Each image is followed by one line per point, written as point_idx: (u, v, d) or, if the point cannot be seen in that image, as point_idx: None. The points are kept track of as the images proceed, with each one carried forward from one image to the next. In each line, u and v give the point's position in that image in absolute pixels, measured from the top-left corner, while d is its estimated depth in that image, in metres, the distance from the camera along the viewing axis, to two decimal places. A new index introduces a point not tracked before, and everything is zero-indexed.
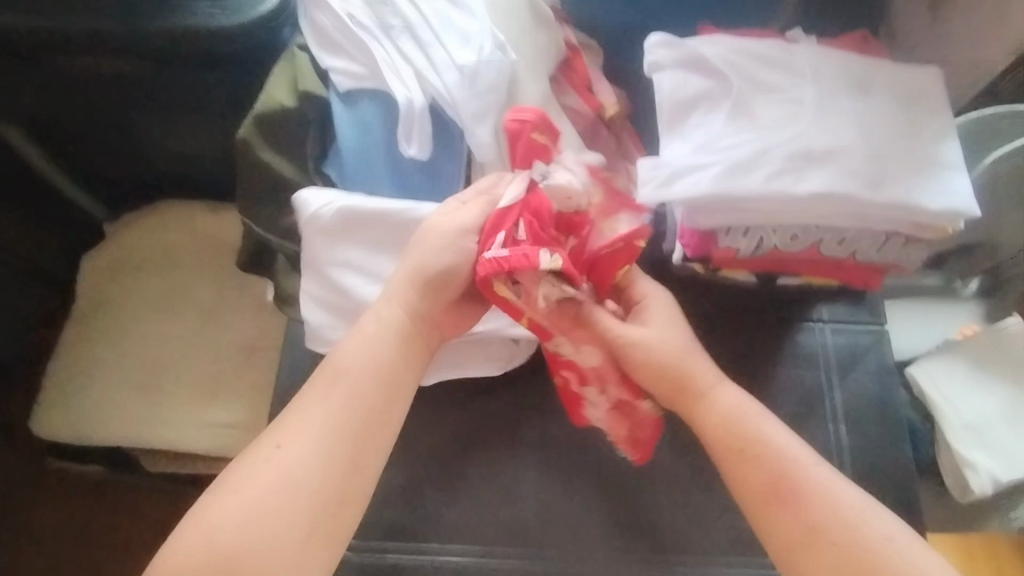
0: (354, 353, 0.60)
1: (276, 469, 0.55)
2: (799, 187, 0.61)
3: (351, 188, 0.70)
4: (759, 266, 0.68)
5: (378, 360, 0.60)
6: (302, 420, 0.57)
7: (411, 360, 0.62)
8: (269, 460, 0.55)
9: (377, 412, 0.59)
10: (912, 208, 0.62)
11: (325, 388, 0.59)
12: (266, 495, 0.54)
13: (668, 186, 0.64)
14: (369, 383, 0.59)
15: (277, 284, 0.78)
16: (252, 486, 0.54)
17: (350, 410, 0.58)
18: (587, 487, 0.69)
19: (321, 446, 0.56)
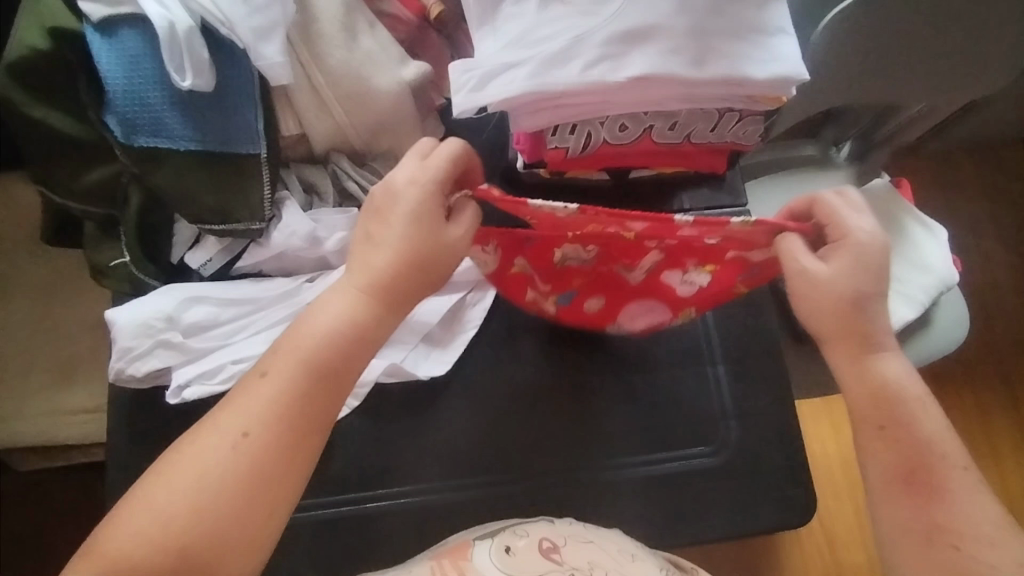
0: (306, 329, 0.51)
1: (222, 452, 0.49)
2: (617, 73, 0.57)
3: (134, 136, 0.61)
4: (594, 164, 0.65)
5: (334, 340, 0.51)
6: (242, 413, 0.49)
7: (358, 334, 0.52)
8: (210, 457, 0.48)
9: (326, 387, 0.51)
10: (739, 80, 0.58)
11: (274, 371, 0.50)
12: (212, 495, 0.48)
13: (482, 89, 0.58)
14: (316, 353, 0.51)
15: (90, 256, 0.70)
16: (192, 484, 0.48)
17: (300, 397, 0.50)
18: (488, 413, 0.71)
19: (272, 431, 0.49)
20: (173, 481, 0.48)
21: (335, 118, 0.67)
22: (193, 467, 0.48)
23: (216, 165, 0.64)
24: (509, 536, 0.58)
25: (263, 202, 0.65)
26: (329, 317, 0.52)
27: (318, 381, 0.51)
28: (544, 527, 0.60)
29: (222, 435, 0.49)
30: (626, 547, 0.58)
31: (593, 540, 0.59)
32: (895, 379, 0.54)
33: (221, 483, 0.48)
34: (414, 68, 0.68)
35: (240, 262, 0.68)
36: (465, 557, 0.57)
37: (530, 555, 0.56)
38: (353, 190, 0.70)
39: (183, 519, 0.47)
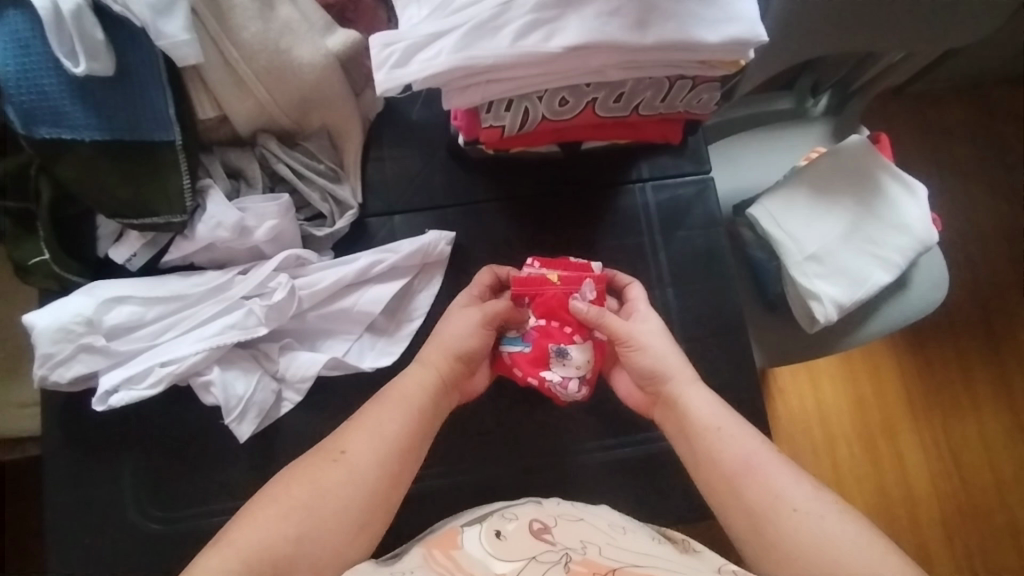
0: (407, 384, 0.57)
1: (339, 474, 0.51)
2: (551, 43, 0.51)
3: (34, 127, 0.56)
4: (538, 139, 0.60)
5: (430, 395, 0.57)
6: (343, 443, 0.53)
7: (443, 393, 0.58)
8: (320, 480, 0.51)
9: (423, 419, 0.56)
10: (688, 45, 0.52)
11: (374, 414, 0.55)
12: (318, 518, 0.49)
13: (406, 65, 0.53)
14: (427, 397, 0.57)
15: (10, 252, 0.66)
16: (298, 510, 0.49)
17: (403, 438, 0.54)
18: None
19: (383, 453, 0.53)
20: (284, 501, 0.50)
21: (257, 97, 0.62)
22: (299, 493, 0.50)
23: (127, 155, 0.59)
24: (499, 522, 0.54)
25: (182, 193, 0.61)
26: (418, 378, 0.58)
27: (412, 427, 0.55)
28: (531, 509, 0.56)
29: (325, 457, 0.52)
30: (616, 523, 0.56)
31: (582, 519, 0.55)
32: (692, 409, 0.56)
33: (327, 511, 0.50)
34: (340, 36, 0.64)
35: (167, 256, 0.64)
36: (455, 545, 0.52)
37: (521, 538, 0.52)
38: (285, 173, 0.66)
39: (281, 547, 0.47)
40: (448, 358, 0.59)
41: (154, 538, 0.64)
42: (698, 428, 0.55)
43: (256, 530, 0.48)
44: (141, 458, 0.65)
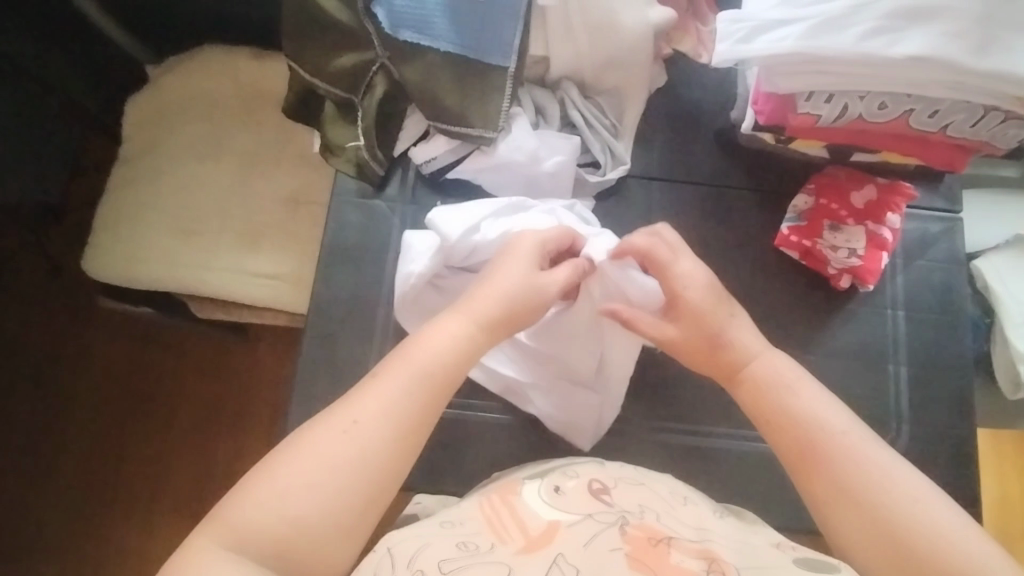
0: (419, 345, 0.57)
1: (351, 449, 0.52)
2: (895, 49, 0.55)
3: (398, 29, 0.66)
4: (835, 136, 0.64)
5: (443, 358, 0.56)
6: (359, 412, 0.53)
7: (454, 369, 0.57)
8: (329, 452, 0.52)
9: (435, 396, 0.55)
10: (1017, 79, 0.54)
11: (389, 379, 0.55)
12: (329, 484, 0.51)
13: (750, 41, 0.58)
14: (409, 373, 0.55)
15: (325, 134, 0.76)
16: (314, 470, 0.51)
17: (419, 413, 0.55)
18: (660, 365, 0.72)
19: (399, 434, 0.53)
20: (304, 465, 0.51)
21: (578, 45, 0.69)
22: (322, 457, 0.51)
23: (464, 70, 0.67)
24: (558, 477, 0.58)
25: (500, 114, 0.68)
26: (442, 338, 0.57)
27: (429, 400, 0.55)
28: (592, 468, 0.60)
29: (333, 427, 0.53)
30: (679, 491, 0.59)
31: (642, 483, 0.59)
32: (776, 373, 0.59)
33: (346, 484, 0.51)
34: (661, 11, 0.69)
35: (462, 166, 0.72)
36: (515, 492, 0.57)
37: (579, 498, 0.56)
38: (576, 120, 0.72)
39: (302, 516, 0.50)
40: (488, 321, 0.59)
41: None
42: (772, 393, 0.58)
43: (263, 502, 0.50)
44: (387, 339, 0.72)
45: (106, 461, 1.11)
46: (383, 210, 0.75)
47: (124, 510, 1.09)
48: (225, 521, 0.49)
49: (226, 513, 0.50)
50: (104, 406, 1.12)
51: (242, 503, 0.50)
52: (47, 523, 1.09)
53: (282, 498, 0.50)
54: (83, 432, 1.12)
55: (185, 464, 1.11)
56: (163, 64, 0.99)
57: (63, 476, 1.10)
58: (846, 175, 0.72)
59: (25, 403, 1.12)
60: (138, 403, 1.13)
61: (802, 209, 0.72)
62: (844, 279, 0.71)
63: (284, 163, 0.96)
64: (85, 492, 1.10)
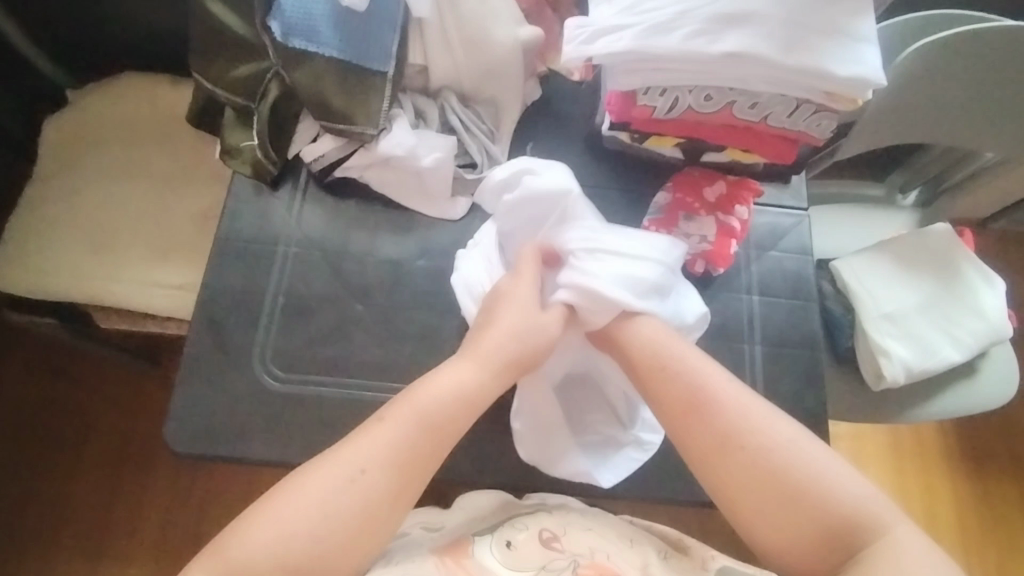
0: (426, 388, 0.62)
1: (342, 489, 0.57)
2: (712, 47, 0.64)
3: (290, 38, 0.72)
4: (676, 128, 0.71)
5: (445, 406, 0.62)
6: (359, 454, 0.59)
7: (466, 408, 0.62)
8: (321, 493, 0.57)
9: (432, 436, 0.61)
10: (820, 74, 0.64)
11: (391, 418, 0.61)
12: (318, 522, 0.56)
13: (592, 43, 0.66)
14: (439, 415, 0.61)
15: (224, 138, 0.81)
16: (302, 507, 0.56)
17: (419, 448, 0.60)
18: None
19: (393, 472, 0.59)
20: (293, 502, 0.56)
21: (455, 56, 0.77)
22: (316, 495, 0.57)
23: (348, 74, 0.74)
24: (508, 531, 0.65)
25: (381, 113, 0.75)
26: (446, 381, 0.63)
27: (429, 434, 0.61)
28: (540, 513, 0.67)
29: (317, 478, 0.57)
30: (625, 533, 0.66)
31: (591, 525, 0.66)
32: (767, 449, 0.60)
33: (331, 517, 0.56)
34: (529, 29, 0.77)
35: (351, 162, 0.78)
36: (466, 554, 0.63)
37: (531, 549, 0.64)
38: (454, 124, 0.79)
39: (285, 551, 0.55)
40: (494, 365, 0.64)
41: (270, 392, 0.73)
42: (767, 467, 0.59)
43: (257, 534, 0.55)
44: (278, 328, 0.75)
45: (13, 486, 1.11)
46: (276, 208, 0.79)
47: (26, 541, 1.09)
48: (221, 553, 0.54)
49: (221, 548, 0.55)
50: (15, 435, 1.13)
51: (240, 531, 0.55)
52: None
53: (271, 531, 0.55)
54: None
55: (94, 492, 1.11)
56: (83, 88, 1.04)
57: None
58: (701, 172, 0.80)
59: None
60: (48, 430, 1.13)
61: (663, 204, 0.79)
62: (698, 264, 0.78)
63: (196, 179, 1.00)
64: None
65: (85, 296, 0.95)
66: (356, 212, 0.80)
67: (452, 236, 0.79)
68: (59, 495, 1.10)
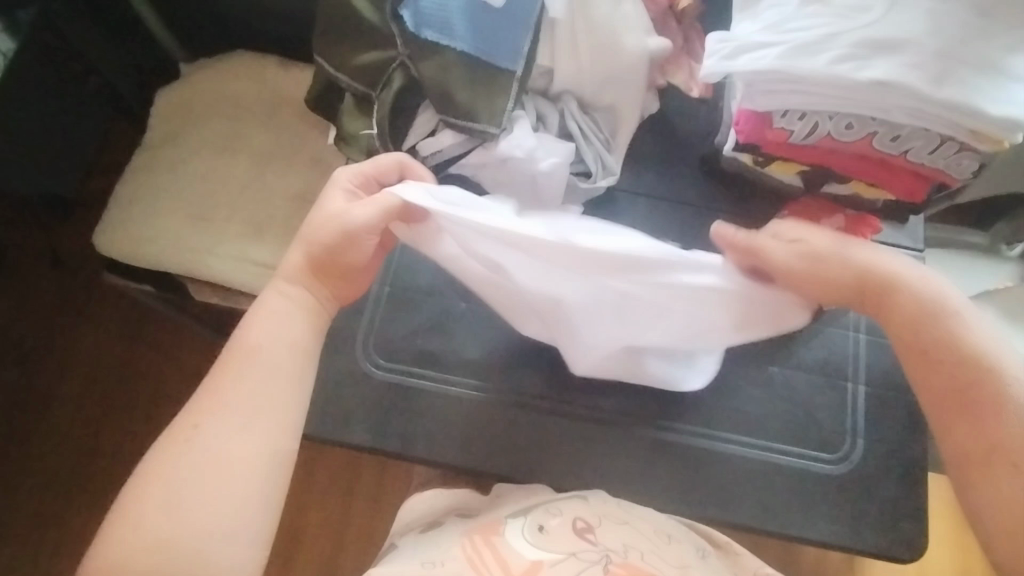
0: (256, 327, 0.64)
1: (199, 452, 0.59)
2: (861, 74, 0.62)
3: (421, 28, 0.73)
4: (808, 153, 0.70)
5: (276, 334, 0.64)
6: (219, 408, 0.61)
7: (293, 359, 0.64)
8: (188, 464, 0.59)
9: (274, 375, 0.63)
10: (971, 112, 0.61)
11: (233, 373, 0.62)
12: (190, 490, 0.58)
13: (733, 59, 0.65)
14: (280, 362, 0.63)
15: (341, 123, 0.82)
16: (169, 484, 0.58)
17: (262, 395, 0.62)
18: None
19: (257, 428, 0.61)
20: (164, 477, 0.58)
21: (581, 63, 0.77)
22: (176, 473, 0.58)
23: (476, 70, 0.74)
24: (543, 514, 0.67)
25: (503, 112, 0.74)
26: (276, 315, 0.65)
27: (281, 359, 0.64)
28: (578, 503, 0.68)
29: (174, 442, 0.60)
30: (664, 529, 0.68)
31: (627, 520, 0.68)
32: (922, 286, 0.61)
33: (210, 482, 0.58)
34: (659, 40, 0.77)
35: (467, 159, 0.78)
36: (498, 533, 0.66)
37: (563, 535, 0.65)
38: (573, 130, 0.79)
39: (163, 525, 0.57)
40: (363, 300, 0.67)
41: (371, 378, 0.76)
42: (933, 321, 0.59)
43: (144, 512, 0.57)
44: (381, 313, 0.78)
45: (86, 441, 1.14)
46: None
47: (94, 498, 1.12)
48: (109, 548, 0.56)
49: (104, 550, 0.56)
50: (92, 394, 1.16)
51: (118, 530, 0.57)
52: (22, 501, 1.12)
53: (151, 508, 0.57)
54: (68, 418, 1.15)
55: None
56: (197, 63, 1.07)
57: (44, 453, 1.14)
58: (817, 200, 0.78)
59: (21, 378, 1.17)
60: (123, 392, 1.16)
61: None
62: None
63: (297, 162, 1.01)
64: (61, 476, 1.13)
65: (181, 266, 0.97)
66: None
67: None
68: (127, 455, 1.14)
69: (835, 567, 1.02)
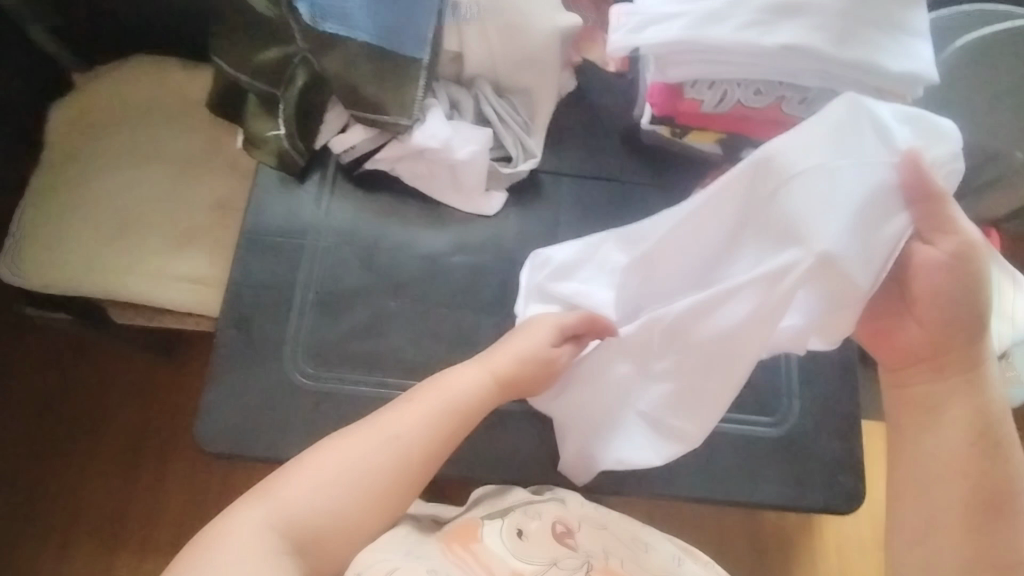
0: (446, 383, 0.63)
1: (358, 462, 0.58)
2: (767, 39, 0.61)
3: (319, 21, 0.70)
4: (721, 122, 0.70)
5: (474, 393, 0.63)
6: (391, 429, 0.60)
7: (474, 410, 0.63)
8: (339, 467, 0.58)
9: (448, 431, 0.61)
10: (874, 66, 0.62)
11: (422, 401, 0.62)
12: (339, 495, 0.57)
13: (641, 32, 0.64)
14: (451, 416, 0.62)
15: (247, 126, 0.78)
16: (319, 481, 0.57)
17: (436, 442, 0.61)
18: None
19: (393, 463, 0.59)
20: (320, 466, 0.57)
21: (491, 45, 0.75)
22: (330, 467, 0.57)
23: (383, 61, 0.71)
24: (521, 518, 0.65)
25: (415, 103, 0.72)
26: (466, 377, 0.63)
27: (458, 415, 0.62)
28: (555, 506, 0.68)
29: (376, 437, 0.59)
30: (640, 534, 0.68)
31: (605, 525, 0.67)
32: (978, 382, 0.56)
33: (353, 490, 0.57)
34: (569, 17, 0.75)
35: (382, 154, 0.76)
36: (476, 539, 0.63)
37: (545, 541, 0.64)
38: (490, 115, 0.77)
39: (309, 516, 0.56)
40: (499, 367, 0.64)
41: (304, 389, 0.73)
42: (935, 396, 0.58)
43: (304, 481, 0.57)
44: (309, 321, 0.74)
45: (23, 483, 1.08)
46: (303, 201, 0.78)
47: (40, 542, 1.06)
48: (263, 500, 0.55)
49: (219, 527, 0.54)
50: (19, 433, 1.10)
51: (267, 499, 0.55)
52: None
53: (305, 492, 0.56)
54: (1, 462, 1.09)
55: (109, 490, 1.08)
56: (91, 71, 1.00)
57: None
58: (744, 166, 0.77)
59: None
60: (59, 426, 1.10)
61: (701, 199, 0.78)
62: None
63: (212, 170, 0.97)
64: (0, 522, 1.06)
65: (101, 289, 0.91)
66: (389, 206, 0.78)
67: (485, 232, 0.78)
68: (70, 493, 1.08)
69: (790, 522, 1.05)
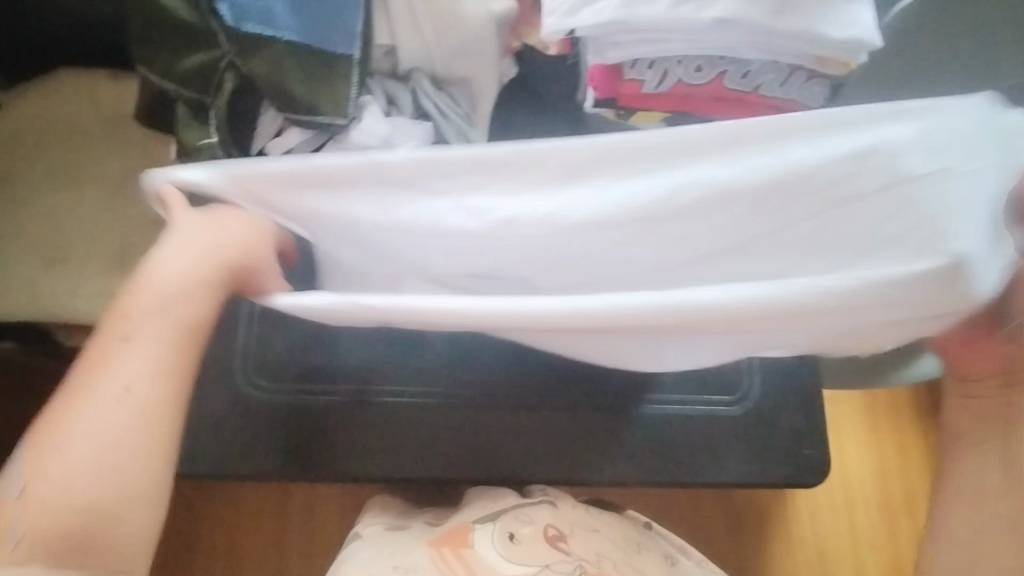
0: (156, 284, 0.56)
1: (122, 416, 0.50)
2: (703, 14, 0.60)
3: (242, 23, 0.67)
4: (664, 103, 0.69)
5: (192, 296, 0.56)
6: (119, 373, 0.52)
7: (198, 323, 0.56)
8: (104, 425, 0.50)
9: (167, 367, 0.53)
10: (813, 40, 0.60)
11: (140, 333, 0.54)
12: (105, 458, 0.49)
13: (575, 14, 0.61)
14: (166, 327, 0.54)
15: (180, 136, 0.75)
16: (90, 448, 0.49)
17: (172, 371, 0.54)
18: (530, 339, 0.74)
19: (141, 408, 0.51)
20: (76, 434, 0.49)
21: (425, 35, 0.72)
22: (100, 431, 0.49)
23: (310, 61, 0.68)
24: (513, 523, 0.66)
25: (348, 101, 0.69)
26: (183, 273, 0.57)
27: (174, 335, 0.55)
28: (547, 511, 0.69)
29: (105, 391, 0.51)
30: (633, 537, 0.70)
31: (597, 528, 0.69)
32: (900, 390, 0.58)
33: (129, 446, 0.50)
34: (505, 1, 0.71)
35: (320, 157, 0.74)
36: (466, 545, 0.65)
37: (536, 544, 0.65)
38: (429, 110, 0.75)
39: (91, 494, 0.48)
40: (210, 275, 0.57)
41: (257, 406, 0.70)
42: None
43: (72, 455, 0.48)
44: (259, 334, 0.72)
45: None
46: None
47: None
48: (34, 497, 0.47)
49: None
50: None
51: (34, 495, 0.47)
52: None
53: (78, 468, 0.48)
54: None
55: None
56: (15, 87, 0.96)
57: None
58: None
59: None
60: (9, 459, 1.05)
61: None
62: None
63: None
64: None
65: (39, 314, 0.87)
66: None
67: None
68: None
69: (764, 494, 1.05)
